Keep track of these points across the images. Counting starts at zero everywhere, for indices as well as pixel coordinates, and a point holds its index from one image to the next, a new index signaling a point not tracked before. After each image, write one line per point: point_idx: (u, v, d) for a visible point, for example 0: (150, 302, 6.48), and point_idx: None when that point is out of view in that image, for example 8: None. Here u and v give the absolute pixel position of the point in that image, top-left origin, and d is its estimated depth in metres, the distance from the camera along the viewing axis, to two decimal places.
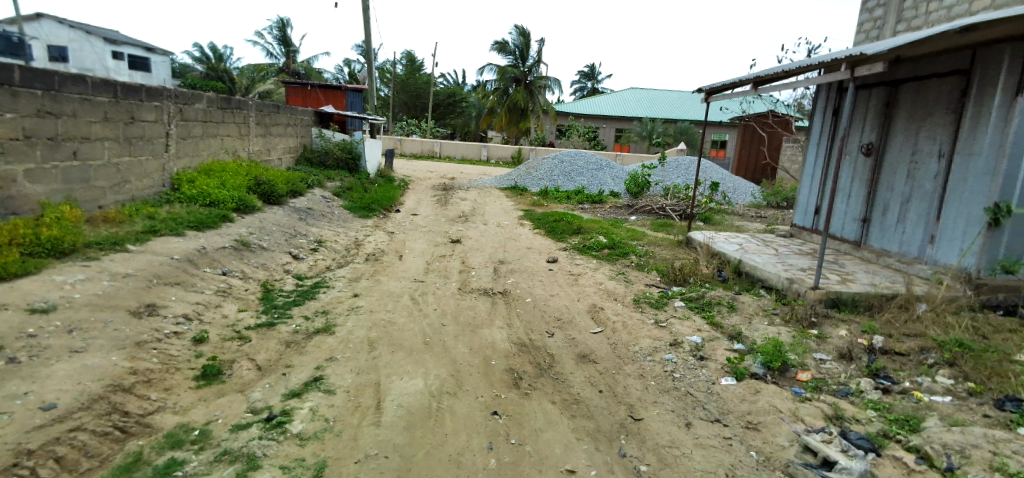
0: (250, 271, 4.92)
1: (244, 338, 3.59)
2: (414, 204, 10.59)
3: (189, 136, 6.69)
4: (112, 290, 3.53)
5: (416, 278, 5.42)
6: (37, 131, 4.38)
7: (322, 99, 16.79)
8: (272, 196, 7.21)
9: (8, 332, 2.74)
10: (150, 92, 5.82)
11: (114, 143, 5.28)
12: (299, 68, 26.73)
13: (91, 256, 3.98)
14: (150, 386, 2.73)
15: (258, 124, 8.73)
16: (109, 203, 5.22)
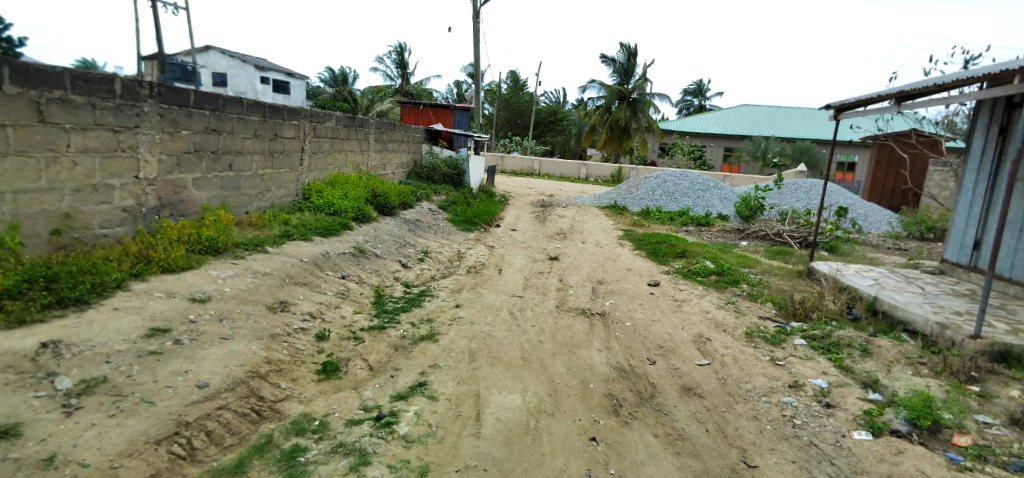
0: (365, 276, 5.31)
1: (358, 339, 3.86)
2: (514, 220, 10.81)
3: (320, 152, 7.42)
4: (254, 286, 3.99)
5: (515, 293, 5.50)
6: (205, 145, 5.06)
7: (432, 117, 17.83)
8: (386, 207, 7.78)
9: (176, 316, 3.20)
10: (291, 111, 6.53)
11: (261, 157, 5.99)
12: (413, 89, 28.53)
13: (239, 255, 4.56)
14: (281, 375, 3.03)
15: (377, 140, 9.47)
16: (254, 208, 5.93)
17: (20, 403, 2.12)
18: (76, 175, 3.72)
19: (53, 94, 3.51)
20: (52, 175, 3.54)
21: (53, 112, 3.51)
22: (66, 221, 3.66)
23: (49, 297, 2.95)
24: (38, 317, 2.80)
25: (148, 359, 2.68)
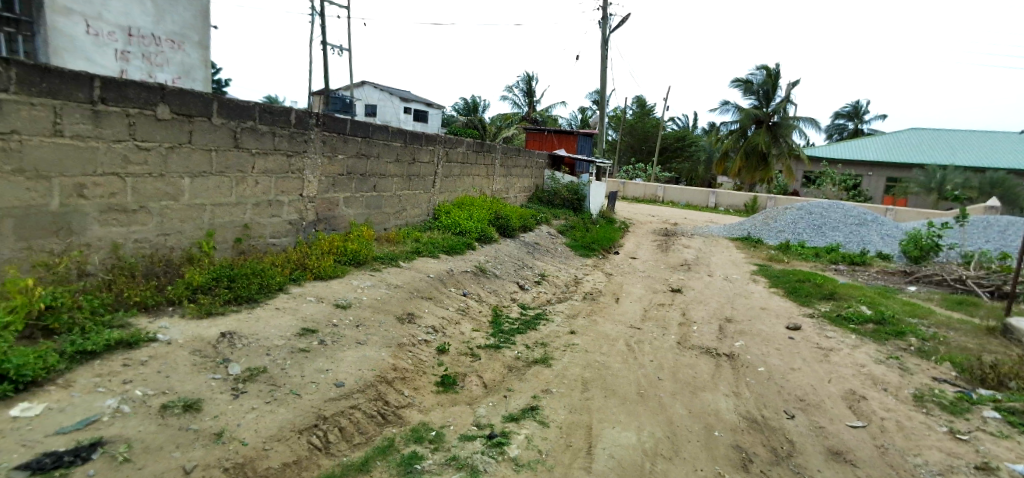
0: (484, 295, 5.51)
1: (475, 355, 4.00)
2: (635, 248, 10.51)
3: (451, 175, 7.93)
4: (386, 297, 4.35)
5: (633, 324, 5.31)
6: (356, 168, 5.66)
7: (556, 143, 18.16)
8: (507, 229, 8.05)
9: (322, 319, 3.59)
10: (428, 138, 7.08)
11: (400, 179, 6.56)
12: (539, 116, 29.35)
13: (376, 268, 5.01)
14: (405, 383, 3.23)
15: (503, 165, 9.87)
16: (391, 226, 6.49)
17: (201, 382, 2.52)
18: (257, 192, 4.37)
19: (246, 124, 4.15)
20: (240, 191, 4.20)
21: (245, 139, 4.16)
22: (246, 231, 4.32)
23: (229, 294, 3.48)
24: (220, 310, 3.32)
25: (298, 356, 3.03)
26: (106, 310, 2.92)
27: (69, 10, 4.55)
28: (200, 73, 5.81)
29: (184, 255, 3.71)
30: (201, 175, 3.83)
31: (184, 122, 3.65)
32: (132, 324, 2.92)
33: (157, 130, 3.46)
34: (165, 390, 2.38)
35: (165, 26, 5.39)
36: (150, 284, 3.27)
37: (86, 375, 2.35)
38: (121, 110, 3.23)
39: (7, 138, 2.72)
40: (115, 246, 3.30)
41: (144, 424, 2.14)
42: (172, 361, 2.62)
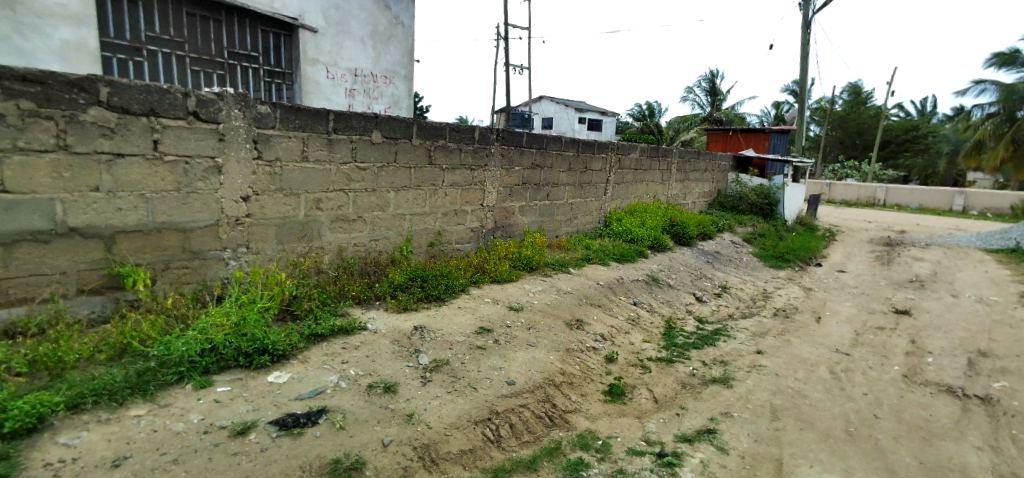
0: (657, 305, 5.29)
1: (646, 367, 3.86)
2: (843, 260, 9.03)
3: (623, 181, 7.80)
4: (556, 302, 4.47)
5: (838, 349, 4.56)
6: (531, 178, 5.92)
7: (743, 143, 16.61)
8: (683, 237, 7.62)
9: (497, 320, 3.84)
10: (601, 145, 7.06)
11: (572, 187, 6.67)
12: (724, 114, 27.14)
13: (548, 274, 5.21)
14: (572, 388, 3.27)
15: (680, 169, 9.38)
16: (562, 233, 6.66)
17: (398, 368, 2.90)
18: (446, 202, 4.88)
19: (438, 143, 4.67)
20: (432, 202, 4.74)
21: (437, 156, 4.68)
22: (437, 237, 4.87)
23: (421, 293, 3.95)
24: (414, 306, 3.79)
25: (476, 352, 3.29)
26: (332, 301, 3.56)
27: (315, 59, 5.68)
28: (405, 102, 6.78)
29: (388, 257, 4.34)
30: (403, 188, 4.42)
31: (391, 144, 4.25)
32: (350, 314, 3.52)
33: (371, 152, 4.10)
34: (371, 372, 2.80)
35: (381, 65, 6.40)
36: (364, 282, 3.88)
37: (317, 354, 2.90)
38: (347, 137, 3.90)
39: (273, 164, 3.48)
40: (340, 249, 4.01)
41: (356, 399, 2.54)
42: (377, 348, 3.08)
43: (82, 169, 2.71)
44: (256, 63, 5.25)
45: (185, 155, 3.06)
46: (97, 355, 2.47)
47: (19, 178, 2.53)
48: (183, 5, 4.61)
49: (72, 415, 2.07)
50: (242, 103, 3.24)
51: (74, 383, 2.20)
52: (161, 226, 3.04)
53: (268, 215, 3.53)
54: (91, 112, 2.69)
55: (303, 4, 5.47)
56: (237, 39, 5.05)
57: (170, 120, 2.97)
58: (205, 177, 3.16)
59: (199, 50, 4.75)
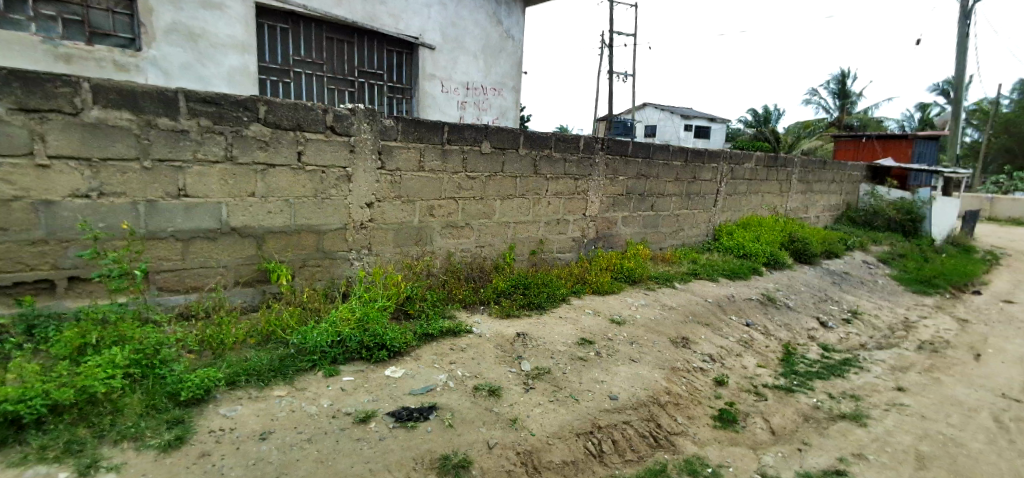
0: (773, 328, 4.89)
1: (761, 394, 3.58)
2: (1009, 288, 7.72)
3: (736, 193, 7.34)
4: (661, 318, 4.31)
5: (1002, 393, 3.91)
6: (635, 188, 5.77)
7: (879, 150, 14.86)
8: (804, 254, 6.99)
9: (599, 333, 3.80)
10: (712, 154, 6.70)
11: (679, 198, 6.40)
12: (855, 119, 24.46)
13: (651, 287, 5.05)
14: (679, 409, 3.14)
15: (801, 180, 8.62)
16: (667, 245, 6.42)
17: (501, 373, 2.99)
18: (549, 211, 4.94)
19: (544, 152, 4.74)
20: (536, 210, 4.82)
21: (542, 165, 4.75)
22: (540, 245, 4.94)
23: (524, 300, 4.03)
24: (517, 313, 3.87)
25: (578, 363, 3.28)
26: (441, 303, 3.75)
27: (432, 75, 6.06)
28: (512, 113, 6.99)
29: (492, 264, 4.48)
30: (509, 197, 4.55)
31: (499, 154, 4.39)
32: (457, 316, 3.68)
33: (481, 162, 4.27)
34: (477, 374, 2.91)
35: (491, 77, 6.65)
36: (470, 286, 4.05)
37: (428, 353, 3.08)
38: (459, 148, 4.10)
39: (393, 173, 3.76)
40: (449, 254, 4.22)
41: (463, 399, 2.66)
42: (481, 351, 3.20)
43: (243, 177, 3.12)
44: (381, 81, 5.72)
45: (322, 166, 3.41)
46: (248, 339, 2.83)
47: (196, 184, 2.96)
48: (324, 32, 5.19)
49: (230, 390, 2.39)
50: (370, 117, 3.55)
51: (231, 362, 2.54)
52: (300, 228, 3.41)
53: (387, 220, 3.82)
54: (252, 128, 3.09)
55: (423, 23, 5.86)
56: (366, 59, 5.55)
57: (312, 134, 3.33)
58: (337, 185, 3.51)
59: (335, 70, 5.30)
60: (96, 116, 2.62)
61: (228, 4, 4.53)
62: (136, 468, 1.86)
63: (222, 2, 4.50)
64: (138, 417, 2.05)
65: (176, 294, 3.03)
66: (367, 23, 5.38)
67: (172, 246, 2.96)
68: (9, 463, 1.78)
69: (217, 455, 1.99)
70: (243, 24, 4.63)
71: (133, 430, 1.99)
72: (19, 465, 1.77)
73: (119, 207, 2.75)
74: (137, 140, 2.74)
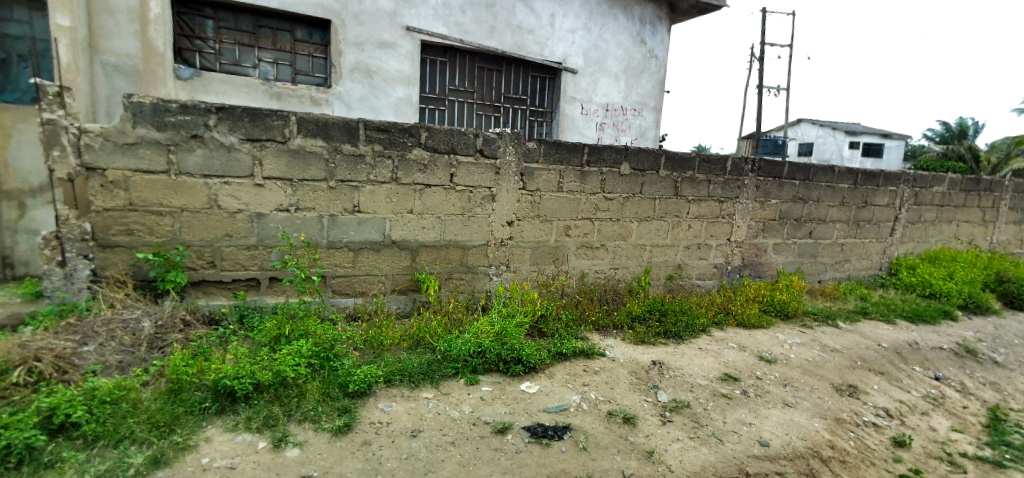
0: (972, 385, 4.04)
1: (957, 465, 2.96)
2: None
3: (920, 220, 6.28)
4: (821, 360, 3.83)
5: None
6: (790, 213, 5.23)
7: None
8: (1018, 298, 5.71)
9: (745, 369, 3.50)
10: (889, 176, 5.81)
11: (844, 225, 5.66)
12: None
13: (808, 324, 4.52)
14: (845, 467, 2.73)
15: (1014, 207, 7.09)
16: (828, 278, 5.71)
17: (637, 401, 2.90)
18: (690, 235, 4.71)
19: (686, 174, 4.54)
20: (675, 234, 4.62)
21: (684, 187, 4.55)
22: (678, 270, 4.72)
23: (660, 327, 3.86)
24: (653, 340, 3.73)
25: (721, 401, 3.05)
26: (574, 324, 3.76)
27: (573, 97, 6.16)
28: (651, 133, 6.85)
29: (627, 286, 4.39)
30: (646, 219, 4.43)
31: (639, 176, 4.30)
32: (590, 338, 3.66)
33: (619, 183, 4.23)
34: (611, 399, 2.86)
35: (632, 98, 6.59)
36: (604, 308, 3.99)
37: (562, 372, 3.10)
38: (598, 169, 4.11)
39: (533, 194, 3.90)
40: (583, 274, 4.23)
41: (598, 423, 2.63)
42: (615, 376, 3.14)
43: (404, 196, 3.48)
44: (525, 105, 6.00)
45: (470, 186, 3.66)
46: (401, 342, 3.11)
47: (368, 202, 3.37)
48: (476, 62, 5.63)
49: (386, 387, 2.66)
50: (515, 141, 3.73)
51: (388, 362, 2.82)
52: (449, 243, 3.69)
53: (526, 238, 3.95)
54: (414, 152, 3.44)
55: (568, 48, 6.02)
56: (513, 85, 5.88)
57: (464, 156, 3.59)
58: (483, 204, 3.73)
59: (485, 97, 5.72)
60: (298, 144, 3.12)
61: (400, 43, 5.12)
62: (315, 447, 2.15)
63: (395, 42, 5.10)
64: (316, 402, 2.38)
65: (346, 297, 3.46)
66: (515, 52, 5.69)
67: (345, 254, 3.39)
68: (226, 428, 2.17)
69: (376, 445, 2.22)
70: (411, 60, 5.20)
71: (313, 413, 2.31)
72: (232, 430, 2.16)
73: (309, 219, 3.24)
74: (326, 164, 3.21)
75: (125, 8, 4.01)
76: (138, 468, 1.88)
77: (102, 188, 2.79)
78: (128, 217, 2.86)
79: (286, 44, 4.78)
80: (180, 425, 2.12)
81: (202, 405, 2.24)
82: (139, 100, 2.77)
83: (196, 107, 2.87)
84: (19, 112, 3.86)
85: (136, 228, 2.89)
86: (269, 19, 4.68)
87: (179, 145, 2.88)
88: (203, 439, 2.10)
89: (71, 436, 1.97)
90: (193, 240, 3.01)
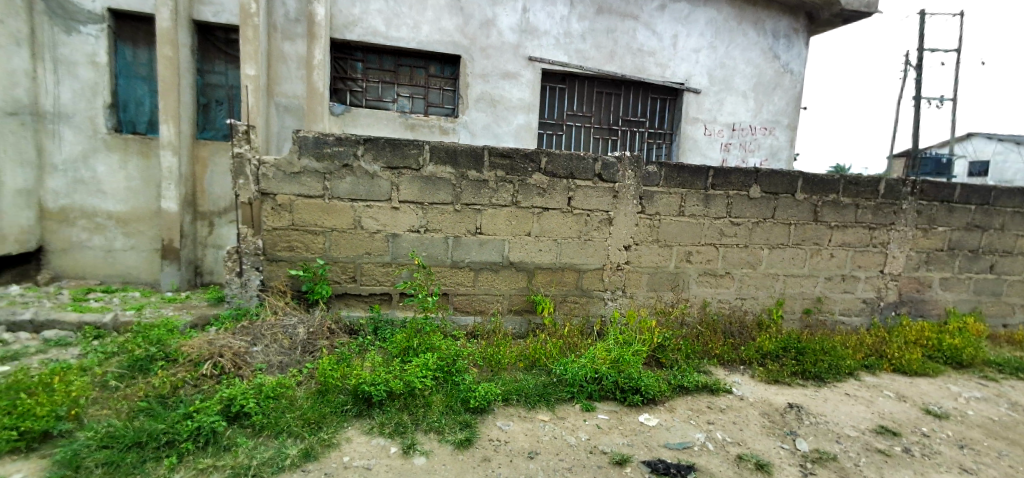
0: None
1: None
2: None
3: None
4: (1010, 422, 3.19)
5: None
6: (962, 243, 4.48)
7: None
8: None
9: (906, 423, 3.03)
10: None
11: None
12: None
13: (990, 376, 3.80)
14: None
15: None
16: (1016, 322, 4.77)
17: (771, 447, 2.63)
18: (832, 265, 4.23)
19: (828, 197, 4.10)
20: (814, 263, 4.18)
21: (825, 212, 4.12)
22: (817, 304, 4.25)
23: (796, 366, 3.49)
24: (787, 380, 3.38)
25: (876, 457, 2.66)
26: (696, 356, 3.54)
27: (696, 118, 5.92)
28: (785, 153, 6.32)
29: (756, 319, 4.05)
30: (779, 246, 4.07)
31: (771, 199, 3.98)
32: (714, 372, 3.43)
33: (748, 208, 3.95)
34: (741, 442, 2.64)
35: (761, 116, 6.15)
36: (730, 341, 3.71)
37: (683, 406, 2.94)
38: (724, 193, 3.88)
39: (653, 218, 3.79)
40: (705, 303, 3.98)
41: (726, 466, 2.44)
42: (744, 416, 2.89)
43: (524, 219, 3.57)
44: (643, 127, 5.90)
45: (588, 210, 3.66)
46: (517, 363, 3.17)
47: (489, 224, 3.52)
48: (595, 87, 5.69)
49: (504, 406, 2.72)
50: (635, 165, 3.67)
51: (505, 381, 2.89)
52: (565, 265, 3.71)
53: (644, 264, 3.84)
54: (535, 177, 3.53)
55: (691, 68, 5.83)
56: (632, 108, 5.82)
57: (582, 181, 3.61)
58: (599, 227, 3.71)
59: (602, 121, 5.73)
60: (430, 171, 3.37)
61: (522, 73, 5.35)
62: (439, 457, 2.26)
63: (518, 72, 5.33)
64: (441, 414, 2.51)
65: (466, 315, 3.61)
66: (635, 75, 5.65)
67: (467, 274, 3.56)
68: (364, 430, 2.37)
69: (495, 463, 2.27)
70: (532, 89, 5.39)
71: (437, 424, 2.43)
72: (369, 433, 2.36)
73: (436, 240, 3.47)
74: (453, 189, 3.42)
75: (296, 57, 4.71)
76: (293, 460, 2.13)
77: (273, 210, 3.25)
78: (290, 235, 3.29)
79: (421, 80, 5.25)
80: (326, 423, 2.36)
81: (344, 407, 2.47)
82: (304, 134, 3.20)
83: (348, 139, 3.24)
84: (216, 146, 4.66)
85: (295, 245, 3.31)
86: (408, 58, 5.18)
87: (333, 173, 3.26)
88: (344, 439, 2.31)
89: (244, 424, 2.28)
90: (339, 256, 3.37)
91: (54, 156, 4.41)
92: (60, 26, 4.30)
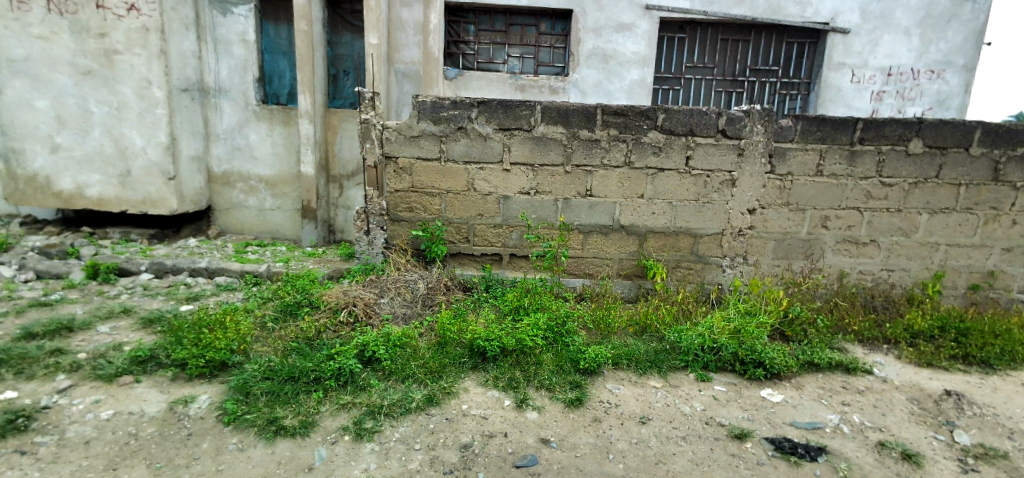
0: None
1: None
2: None
3: None
4: None
5: None
6: None
7: None
8: None
9: None
10: None
11: None
12: None
13: None
14: None
15: None
16: None
17: (922, 436, 2.34)
18: (1013, 233, 3.56)
19: (1015, 151, 3.42)
20: (988, 231, 3.55)
21: (1009, 169, 3.44)
22: (988, 279, 3.63)
23: (957, 350, 3.03)
24: (945, 364, 2.96)
25: None
26: (830, 332, 3.22)
27: (842, 63, 5.19)
28: (956, 100, 5.33)
29: (905, 294, 3.56)
30: (943, 210, 3.50)
31: (936, 155, 3.40)
32: (850, 350, 3.10)
33: (904, 165, 3.41)
34: (882, 428, 2.38)
35: (929, 57, 5.20)
36: (872, 317, 3.32)
37: (813, 384, 2.71)
38: (874, 148, 3.39)
39: (783, 178, 3.43)
40: (842, 274, 3.57)
41: (865, 452, 2.21)
42: (888, 401, 2.59)
43: (636, 180, 3.43)
44: (775, 77, 5.32)
45: (708, 170, 3.41)
46: (627, 327, 3.10)
47: (600, 186, 3.44)
48: (720, 33, 5.21)
49: (614, 369, 2.71)
50: (765, 118, 3.32)
51: (616, 345, 2.86)
52: (680, 229, 3.52)
53: (770, 229, 3.52)
54: (650, 135, 3.35)
55: (839, 5, 5.06)
56: (761, 55, 5.26)
57: (703, 138, 3.36)
58: (720, 189, 3.45)
59: (725, 72, 5.27)
60: (542, 131, 3.34)
61: (638, 24, 5.03)
62: (551, 413, 2.33)
63: (633, 23, 5.02)
64: (552, 372, 2.57)
65: (575, 278, 3.61)
66: (769, 17, 5.04)
67: (576, 236, 3.54)
68: (479, 382, 2.50)
69: (606, 424, 2.28)
70: (649, 40, 5.06)
71: (548, 382, 2.50)
72: (484, 385, 2.48)
73: (546, 202, 3.47)
74: (564, 149, 3.37)
75: (414, 23, 4.86)
76: (418, 403, 2.31)
77: (395, 173, 3.45)
78: (411, 197, 3.49)
79: (532, 38, 5.18)
80: (445, 373, 2.52)
81: (461, 360, 2.62)
82: (422, 99, 3.32)
83: (463, 102, 3.30)
84: (344, 114, 5.03)
85: (415, 206, 3.50)
86: (519, 16, 5.11)
87: (449, 136, 3.36)
88: (462, 389, 2.45)
89: (376, 367, 2.52)
90: (454, 217, 3.51)
91: (217, 127, 5.06)
92: (217, 9, 4.83)
